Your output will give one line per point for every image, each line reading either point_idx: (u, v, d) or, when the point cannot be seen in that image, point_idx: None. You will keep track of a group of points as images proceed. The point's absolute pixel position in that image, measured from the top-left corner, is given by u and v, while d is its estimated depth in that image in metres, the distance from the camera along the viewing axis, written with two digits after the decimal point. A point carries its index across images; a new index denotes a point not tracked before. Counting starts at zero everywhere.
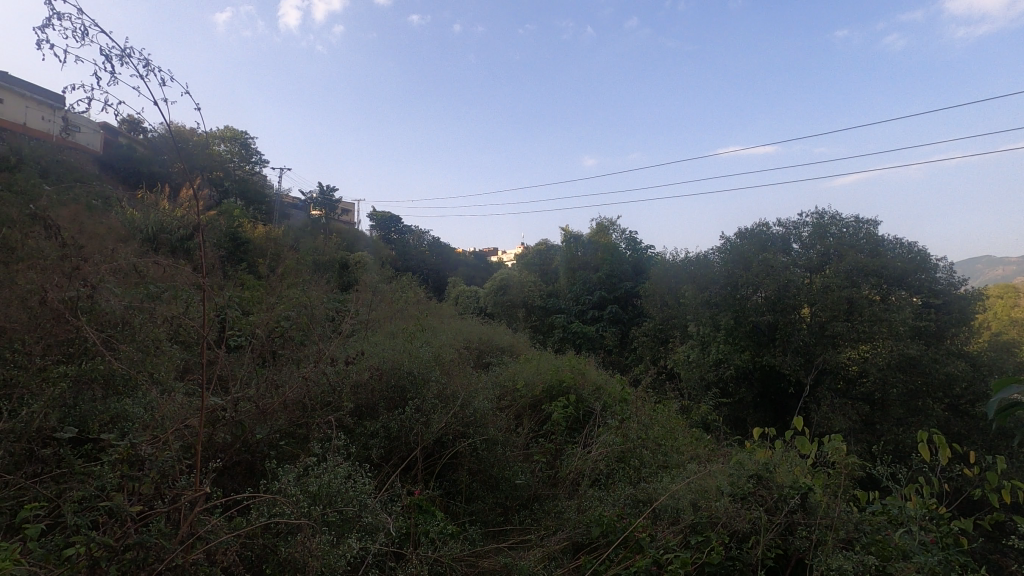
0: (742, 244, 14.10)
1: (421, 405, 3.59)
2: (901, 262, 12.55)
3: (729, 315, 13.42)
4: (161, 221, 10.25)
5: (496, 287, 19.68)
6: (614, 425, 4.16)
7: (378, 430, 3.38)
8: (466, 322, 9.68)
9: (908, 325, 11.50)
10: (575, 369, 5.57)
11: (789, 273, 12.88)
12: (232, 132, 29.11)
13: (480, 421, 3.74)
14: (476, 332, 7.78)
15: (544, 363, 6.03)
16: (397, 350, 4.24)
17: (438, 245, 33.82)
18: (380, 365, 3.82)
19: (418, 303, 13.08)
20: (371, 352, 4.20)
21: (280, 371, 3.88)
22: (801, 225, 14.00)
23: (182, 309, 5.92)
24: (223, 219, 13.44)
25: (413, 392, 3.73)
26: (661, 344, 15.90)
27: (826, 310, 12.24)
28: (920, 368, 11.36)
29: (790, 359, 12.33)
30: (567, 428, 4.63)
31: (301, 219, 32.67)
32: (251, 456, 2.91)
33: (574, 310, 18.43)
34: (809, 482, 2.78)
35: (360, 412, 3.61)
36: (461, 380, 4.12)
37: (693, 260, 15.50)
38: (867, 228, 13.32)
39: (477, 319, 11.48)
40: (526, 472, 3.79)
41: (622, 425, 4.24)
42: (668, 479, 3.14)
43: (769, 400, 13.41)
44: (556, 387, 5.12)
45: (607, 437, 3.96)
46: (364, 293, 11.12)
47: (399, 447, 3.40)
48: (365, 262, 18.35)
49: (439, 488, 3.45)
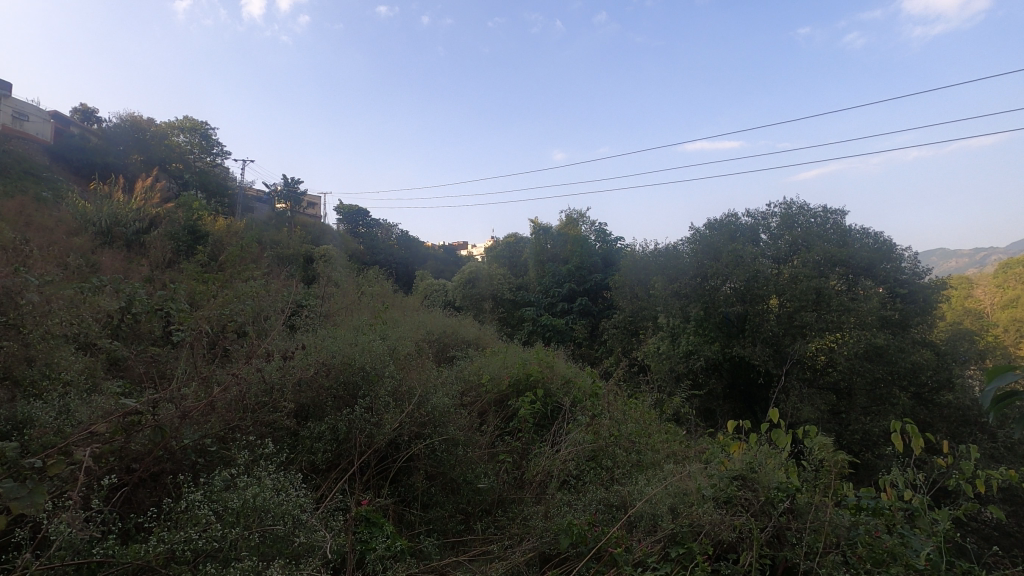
0: (712, 235, 14.02)
1: (373, 403, 3.26)
2: (867, 251, 12.59)
3: (699, 306, 13.35)
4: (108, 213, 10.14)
5: (465, 281, 19.35)
6: (585, 421, 3.89)
7: (324, 432, 3.06)
8: (431, 315, 9.32)
9: (875, 314, 11.52)
10: (542, 362, 5.29)
11: (758, 264, 12.83)
12: (193, 122, 27.65)
13: (439, 420, 3.43)
14: (441, 326, 7.43)
15: (511, 356, 5.75)
16: (349, 344, 3.89)
17: (406, 239, 33.25)
18: (328, 360, 3.48)
19: (383, 297, 12.69)
20: (320, 347, 3.85)
21: (217, 369, 3.51)
22: (769, 216, 13.97)
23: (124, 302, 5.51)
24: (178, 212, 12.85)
25: (365, 388, 3.40)
26: (631, 335, 15.77)
27: (794, 300, 12.23)
28: (887, 358, 11.40)
29: (760, 350, 12.31)
30: (534, 425, 4.35)
31: (265, 212, 31.78)
32: (173, 466, 2.56)
33: (543, 303, 18.22)
34: (796, 483, 2.54)
35: (304, 412, 3.27)
36: (419, 375, 3.79)
37: (663, 251, 15.39)
38: (834, 218, 13.33)
39: (443, 312, 11.15)
40: (490, 475, 3.50)
41: (592, 421, 3.97)
42: (643, 481, 2.88)
43: (739, 390, 13.49)
44: (523, 381, 4.83)
45: (577, 434, 3.69)
46: (325, 286, 10.66)
47: (348, 450, 3.08)
48: (330, 255, 17.86)
49: (392, 495, 3.13)
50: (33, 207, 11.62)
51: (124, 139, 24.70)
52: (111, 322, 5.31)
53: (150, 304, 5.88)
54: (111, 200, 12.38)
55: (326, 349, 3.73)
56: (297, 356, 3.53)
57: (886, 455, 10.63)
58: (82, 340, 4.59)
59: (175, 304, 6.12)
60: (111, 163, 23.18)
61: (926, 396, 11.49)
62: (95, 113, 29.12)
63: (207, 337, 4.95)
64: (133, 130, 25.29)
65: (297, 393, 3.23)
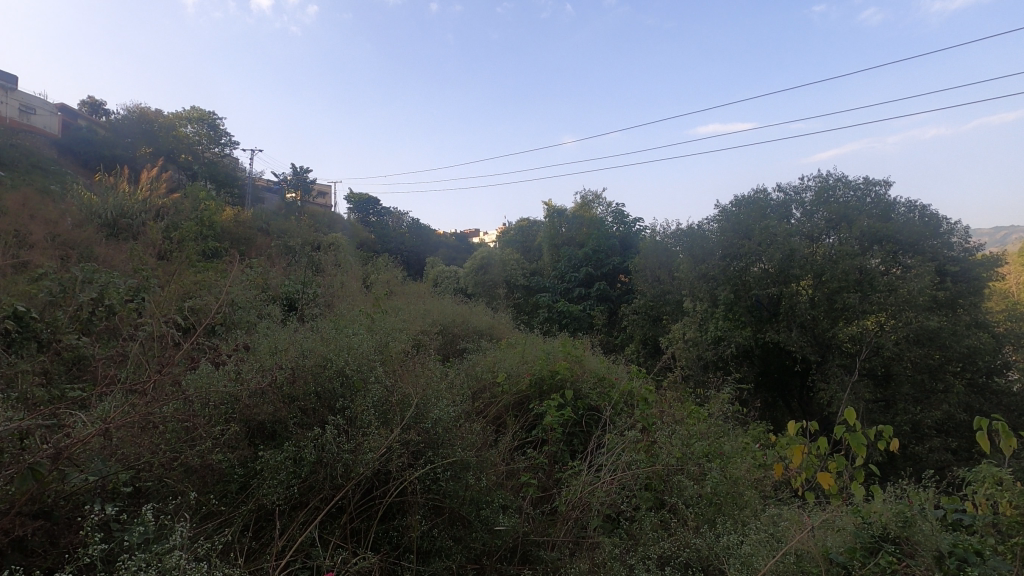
0: (740, 213, 13.01)
1: (358, 416, 2.48)
2: (912, 226, 11.50)
3: (728, 290, 12.43)
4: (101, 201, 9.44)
5: (477, 266, 18.52)
6: (631, 434, 3.06)
7: (288, 458, 2.29)
8: (439, 302, 8.47)
9: (926, 293, 10.49)
10: (570, 355, 4.42)
11: (793, 242, 11.83)
12: (199, 113, 26.45)
13: (444, 437, 2.65)
14: (449, 314, 6.61)
15: (530, 348, 4.91)
16: (328, 341, 3.07)
17: (416, 226, 32.42)
18: (300, 362, 2.68)
19: (391, 285, 11.87)
20: (294, 344, 3.05)
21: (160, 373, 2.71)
22: (802, 190, 12.89)
23: (96, 293, 4.76)
24: (184, 205, 12.21)
25: (349, 395, 2.61)
26: (653, 322, 14.87)
27: (834, 281, 11.26)
28: (940, 341, 10.40)
29: (796, 336, 11.42)
30: (565, 437, 3.52)
31: (275, 202, 31.18)
32: (54, 523, 1.82)
33: (559, 289, 17.30)
34: (977, 544, 1.69)
35: (267, 432, 2.48)
36: (416, 377, 2.97)
37: (687, 231, 14.42)
38: (876, 190, 12.13)
39: (454, 299, 10.33)
40: (511, 509, 2.70)
41: (642, 434, 3.12)
42: (728, 532, 2.06)
43: (772, 377, 12.69)
44: (548, 380, 3.97)
45: (622, 448, 2.86)
46: (326, 275, 9.88)
47: (317, 487, 2.29)
48: (339, 243, 17.12)
49: (380, 544, 2.33)
50: (29, 198, 11.02)
51: (132, 131, 24.10)
52: (80, 316, 4.57)
53: (125, 293, 5.15)
54: (114, 189, 11.64)
55: (300, 346, 2.93)
56: (263, 361, 2.74)
57: (938, 449, 9.75)
58: (39, 337, 3.87)
59: (155, 291, 5.40)
60: (120, 155, 22.62)
61: (980, 383, 10.53)
62: (103, 104, 28.45)
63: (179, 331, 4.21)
64: (140, 121, 24.63)
65: (256, 404, 2.44)
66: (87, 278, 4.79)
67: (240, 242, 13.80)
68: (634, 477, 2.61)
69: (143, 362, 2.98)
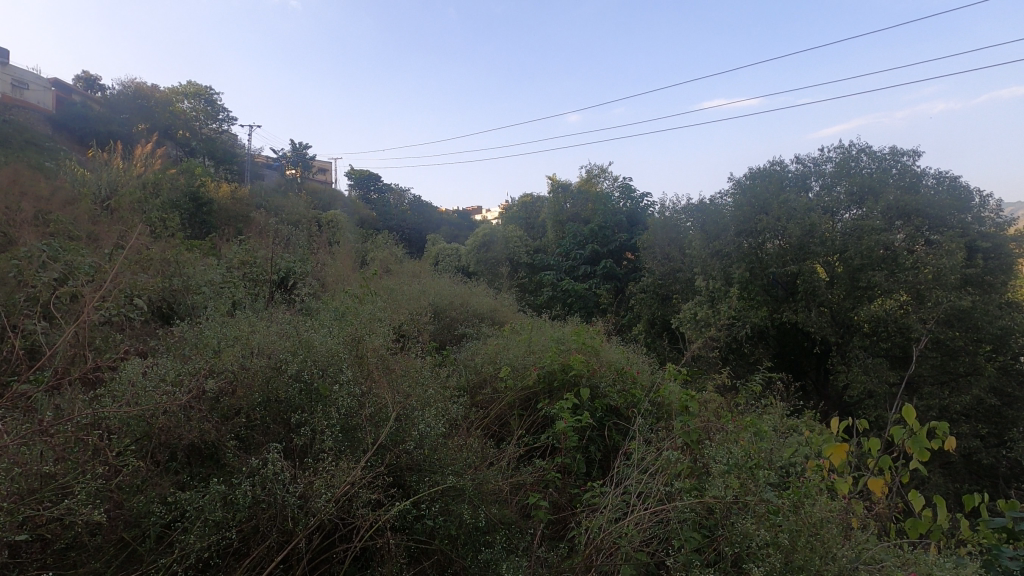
0: (756, 187, 12.29)
1: (318, 437, 1.89)
2: (942, 199, 10.73)
3: (744, 267, 11.78)
4: (83, 175, 8.84)
5: (478, 243, 17.91)
6: (671, 447, 2.46)
7: (225, 494, 1.70)
8: (436, 282, 7.85)
9: (958, 271, 9.82)
10: (586, 341, 3.81)
11: (814, 217, 11.14)
12: (196, 87, 25.47)
13: (431, 460, 2.08)
14: (447, 295, 6.02)
15: (538, 334, 4.33)
16: (287, 333, 2.47)
17: (417, 202, 31.66)
18: (246, 362, 2.09)
19: (389, 264, 11.27)
20: (249, 334, 2.46)
21: (77, 378, 2.12)
22: (822, 161, 12.11)
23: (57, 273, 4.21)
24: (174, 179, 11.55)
25: (308, 406, 2.03)
26: (662, 301, 14.27)
27: (858, 258, 10.61)
28: (970, 322, 9.80)
29: (816, 316, 10.84)
30: (579, 445, 2.96)
31: (274, 179, 30.44)
32: None
33: (563, 266, 16.66)
34: None
35: (202, 455, 1.90)
36: (397, 380, 2.37)
37: (699, 206, 13.73)
38: (903, 161, 11.35)
39: (454, 279, 9.73)
40: (518, 550, 2.12)
41: (681, 448, 2.54)
42: None
43: (788, 358, 12.15)
44: (559, 375, 3.35)
45: (658, 468, 2.28)
46: (317, 254, 9.28)
47: (259, 536, 1.69)
48: (338, 220, 16.49)
49: None
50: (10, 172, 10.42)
51: (128, 107, 23.23)
52: None
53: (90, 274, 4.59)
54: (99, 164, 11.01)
55: (251, 337, 2.34)
56: (203, 358, 2.15)
57: (967, 435, 9.24)
58: None
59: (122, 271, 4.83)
60: (115, 130, 21.87)
61: (1011, 367, 9.94)
62: (97, 79, 27.57)
63: (138, 316, 3.64)
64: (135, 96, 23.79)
65: (187, 418, 1.85)
66: (44, 256, 4.17)
67: (235, 219, 13.20)
68: (680, 516, 1.98)
69: (71, 360, 2.42)
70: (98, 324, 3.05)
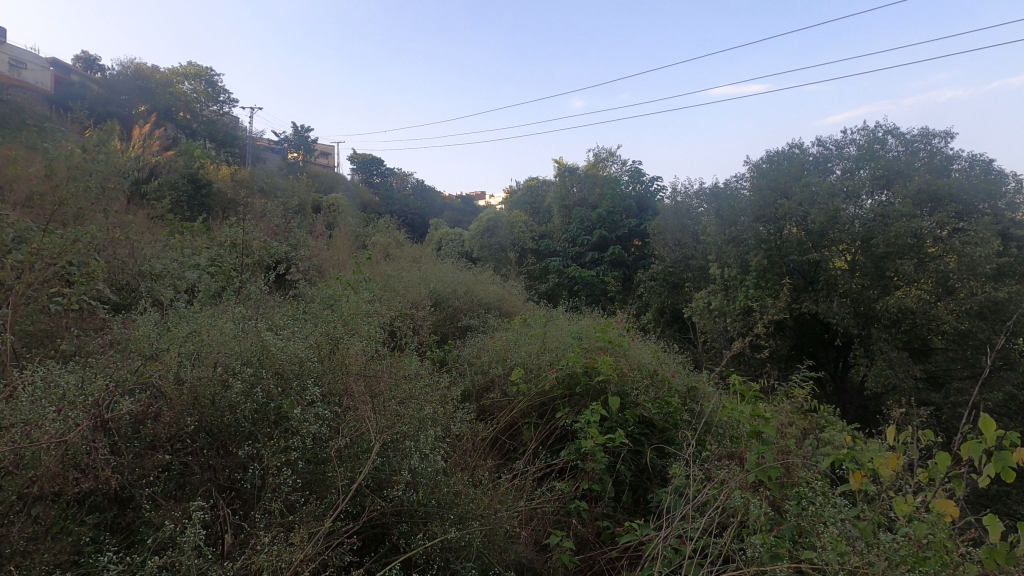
0: (775, 170, 11.69)
1: (274, 480, 1.38)
2: (975, 183, 10.08)
3: (761, 255, 11.19)
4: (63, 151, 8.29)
5: (483, 229, 17.25)
6: (737, 477, 1.94)
7: (130, 571, 1.14)
8: (437, 267, 7.32)
9: (992, 261, 9.24)
10: (609, 338, 3.28)
11: (837, 202, 10.53)
12: (196, 68, 24.97)
13: (427, 505, 1.58)
14: (450, 283, 5.48)
15: (552, 329, 3.81)
16: (246, 329, 1.94)
17: (420, 187, 31.02)
18: (176, 374, 1.55)
19: (390, 249, 10.73)
20: (204, 330, 1.94)
21: None
22: (844, 144, 11.48)
23: None
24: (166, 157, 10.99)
25: (263, 434, 1.51)
26: (673, 289, 13.73)
27: (885, 246, 10.03)
28: (1004, 315, 9.25)
29: (838, 307, 10.29)
30: (607, 469, 2.45)
31: (275, 161, 29.83)
32: None
33: (570, 253, 16.09)
34: None
35: (120, 502, 1.38)
36: (383, 394, 1.85)
37: (713, 191, 13.11)
38: (933, 143, 10.69)
39: (457, 265, 9.21)
40: None
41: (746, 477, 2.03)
42: None
43: (805, 350, 11.64)
44: (581, 380, 2.83)
45: (726, 510, 1.76)
46: (313, 237, 8.75)
47: None
48: (338, 204, 15.92)
49: None
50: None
51: (128, 88, 22.40)
52: None
53: None
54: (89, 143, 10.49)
55: (196, 336, 1.82)
56: (120, 370, 1.61)
57: None
58: None
59: None
60: (114, 111, 21.24)
61: None
62: (96, 59, 26.79)
63: (97, 304, 3.12)
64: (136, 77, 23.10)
65: (86, 452, 1.30)
66: None
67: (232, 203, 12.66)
68: None
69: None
70: (35, 317, 2.52)
